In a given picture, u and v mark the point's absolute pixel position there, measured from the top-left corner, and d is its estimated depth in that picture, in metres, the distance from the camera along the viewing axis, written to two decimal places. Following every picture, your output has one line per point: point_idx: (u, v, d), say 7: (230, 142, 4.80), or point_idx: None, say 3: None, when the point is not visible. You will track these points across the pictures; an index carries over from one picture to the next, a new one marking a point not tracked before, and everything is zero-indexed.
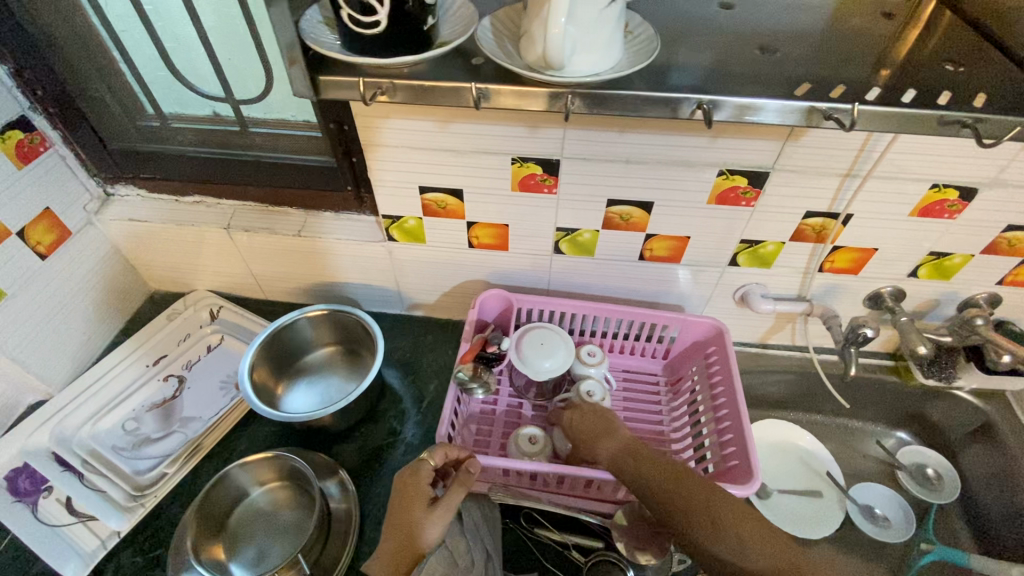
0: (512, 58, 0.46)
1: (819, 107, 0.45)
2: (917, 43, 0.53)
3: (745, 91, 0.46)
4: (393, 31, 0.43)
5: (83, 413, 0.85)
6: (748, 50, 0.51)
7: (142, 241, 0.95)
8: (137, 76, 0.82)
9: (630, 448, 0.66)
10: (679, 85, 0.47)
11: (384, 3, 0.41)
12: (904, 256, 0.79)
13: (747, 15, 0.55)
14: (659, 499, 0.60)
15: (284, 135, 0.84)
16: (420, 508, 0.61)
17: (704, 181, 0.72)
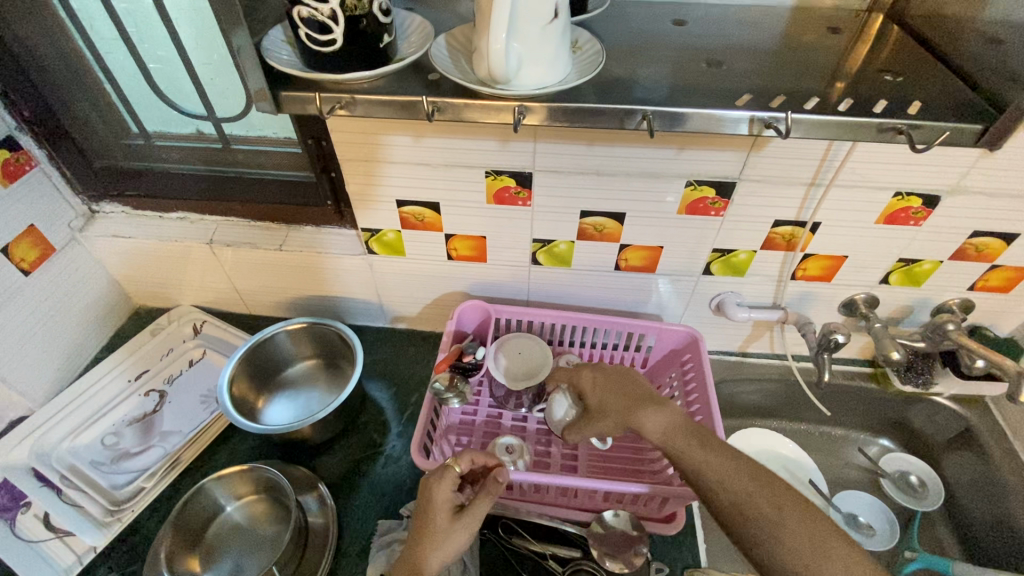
0: (466, 74, 0.47)
1: (761, 118, 0.47)
2: (864, 56, 0.55)
3: (696, 102, 0.48)
4: (350, 48, 0.44)
5: (63, 429, 0.85)
6: (697, 64, 0.53)
7: (126, 257, 0.96)
8: (122, 96, 0.84)
9: (692, 432, 0.62)
10: (633, 97, 0.48)
11: (340, 22, 0.42)
12: (874, 263, 0.81)
13: (700, 31, 0.57)
14: (729, 495, 0.56)
15: (266, 152, 0.86)
16: (442, 519, 0.59)
17: (673, 192, 0.74)
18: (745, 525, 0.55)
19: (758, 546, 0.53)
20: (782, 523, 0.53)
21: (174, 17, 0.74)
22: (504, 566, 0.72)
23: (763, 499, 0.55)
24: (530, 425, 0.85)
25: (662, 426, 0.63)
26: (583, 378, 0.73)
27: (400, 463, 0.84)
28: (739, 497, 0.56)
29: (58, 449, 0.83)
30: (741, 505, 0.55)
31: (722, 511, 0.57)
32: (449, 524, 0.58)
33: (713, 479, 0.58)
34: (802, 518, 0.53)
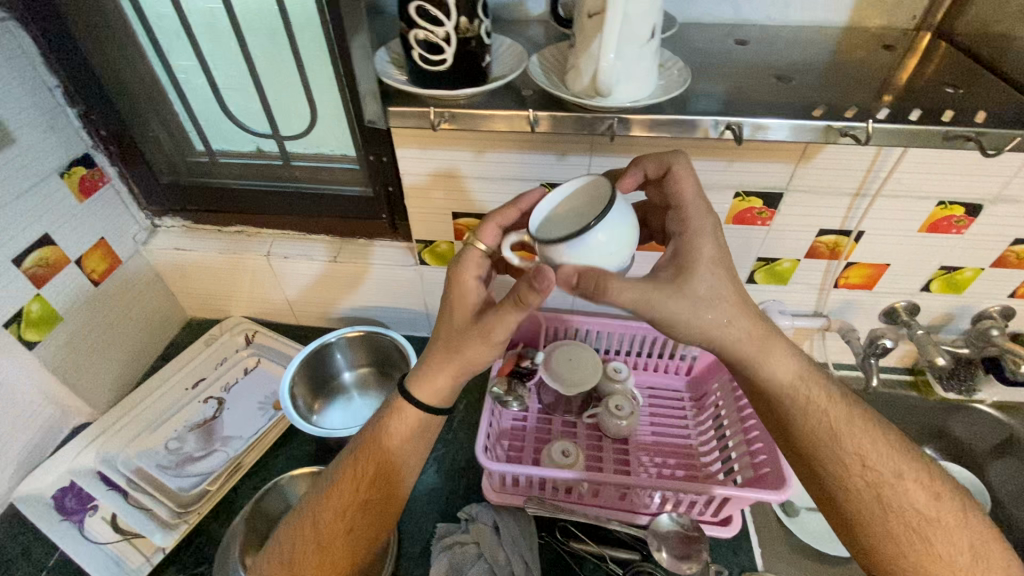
0: (560, 87, 0.51)
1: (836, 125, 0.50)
2: (915, 71, 0.58)
3: (762, 112, 0.52)
4: (457, 67, 0.49)
5: (128, 434, 0.88)
6: (767, 79, 0.57)
7: (185, 269, 1.00)
8: (192, 117, 0.89)
9: (828, 400, 0.60)
10: (702, 111, 0.52)
11: (451, 42, 0.47)
12: (916, 271, 0.83)
13: (760, 50, 0.61)
14: (870, 479, 0.57)
15: (324, 168, 0.90)
16: (462, 314, 0.60)
17: (721, 203, 0.77)
18: (880, 512, 0.57)
19: (891, 535, 0.56)
20: (931, 518, 0.56)
21: (249, 43, 0.78)
22: (564, 569, 0.73)
23: (919, 491, 0.57)
24: (580, 430, 0.85)
25: (785, 381, 0.60)
26: (697, 225, 0.56)
27: (453, 469, 0.86)
28: (884, 484, 0.57)
29: (124, 454, 0.85)
30: (884, 495, 0.57)
31: (850, 494, 0.58)
32: (470, 333, 0.59)
33: (851, 458, 0.58)
34: (949, 516, 0.56)
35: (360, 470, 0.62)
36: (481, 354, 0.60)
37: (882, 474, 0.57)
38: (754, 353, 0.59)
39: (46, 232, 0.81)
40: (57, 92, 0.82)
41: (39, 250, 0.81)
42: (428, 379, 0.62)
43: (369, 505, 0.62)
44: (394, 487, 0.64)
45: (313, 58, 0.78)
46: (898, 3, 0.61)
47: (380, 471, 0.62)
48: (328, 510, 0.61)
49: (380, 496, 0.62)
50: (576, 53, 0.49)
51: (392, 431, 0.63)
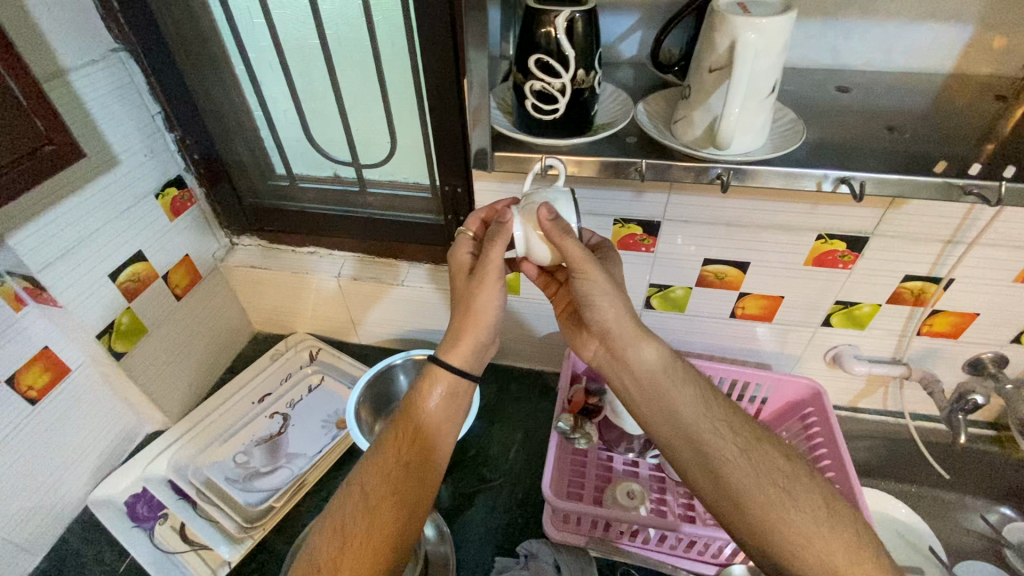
0: (667, 137, 0.55)
1: (960, 183, 0.50)
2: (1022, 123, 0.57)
3: (868, 167, 0.52)
4: (564, 118, 0.54)
5: (197, 445, 0.92)
6: (878, 130, 0.57)
7: (258, 285, 1.04)
8: (278, 143, 0.93)
9: (691, 378, 0.64)
10: (811, 162, 0.53)
11: (564, 94, 0.52)
12: (1008, 322, 0.78)
13: (864, 97, 0.61)
14: (732, 447, 0.60)
15: (399, 196, 0.93)
16: (462, 277, 0.64)
17: (802, 244, 0.75)
18: (754, 476, 0.58)
19: (762, 496, 0.56)
20: (794, 479, 0.58)
21: (339, 77, 0.82)
22: None
23: (779, 457, 0.59)
24: (642, 471, 0.84)
25: (661, 362, 0.64)
26: (607, 252, 0.71)
27: (511, 500, 0.85)
28: (750, 450, 0.60)
29: (193, 464, 0.89)
30: (754, 460, 0.59)
31: (722, 458, 0.59)
32: (473, 287, 0.62)
33: (718, 427, 0.61)
34: (810, 477, 0.59)
35: (401, 434, 0.63)
36: (490, 303, 0.63)
37: (745, 441, 0.60)
38: (628, 333, 0.63)
39: (139, 249, 0.86)
40: (158, 117, 0.86)
41: (133, 265, 0.85)
42: (450, 346, 0.65)
43: (412, 469, 0.61)
44: (434, 453, 0.63)
45: (399, 91, 0.81)
46: (1005, 51, 0.60)
47: (419, 435, 0.63)
48: (371, 474, 0.60)
49: (421, 460, 0.62)
50: (688, 105, 0.53)
51: (428, 395, 0.65)
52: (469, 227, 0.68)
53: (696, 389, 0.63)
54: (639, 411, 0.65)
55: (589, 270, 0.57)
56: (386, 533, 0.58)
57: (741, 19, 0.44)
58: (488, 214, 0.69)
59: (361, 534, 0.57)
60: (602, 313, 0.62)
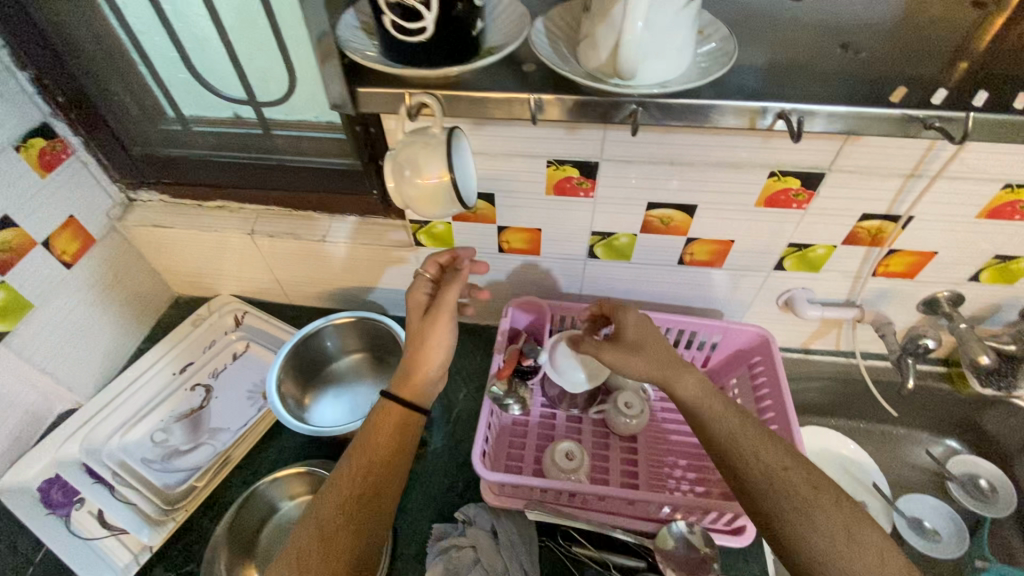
0: (566, 63, 0.51)
1: (919, 118, 0.47)
2: (996, 36, 0.53)
3: (816, 95, 0.48)
4: (437, 35, 0.47)
5: (113, 423, 0.85)
6: (829, 48, 0.52)
7: (166, 246, 0.94)
8: (158, 80, 0.79)
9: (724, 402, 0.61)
10: (744, 89, 0.49)
11: (431, 8, 0.44)
12: (968, 259, 0.74)
13: (818, 5, 0.56)
14: (760, 469, 0.56)
15: (307, 138, 0.81)
16: (417, 317, 0.67)
17: (753, 183, 0.68)
18: (778, 495, 0.55)
19: (781, 517, 0.54)
20: (815, 504, 0.54)
21: None
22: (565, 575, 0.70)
23: (802, 481, 0.56)
24: (585, 427, 0.81)
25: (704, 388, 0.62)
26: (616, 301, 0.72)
27: (452, 465, 0.82)
28: (773, 468, 0.56)
29: (108, 445, 0.82)
30: (777, 484, 0.55)
31: (748, 479, 0.57)
32: (426, 324, 0.65)
33: (748, 444, 0.58)
34: (834, 503, 0.54)
35: (356, 465, 0.59)
36: (443, 338, 0.65)
37: (774, 462, 0.57)
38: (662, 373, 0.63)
39: (7, 214, 0.74)
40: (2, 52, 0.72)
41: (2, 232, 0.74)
42: (404, 377, 0.64)
43: (367, 500, 0.58)
44: (391, 481, 0.60)
45: (287, 12, 0.68)
46: None
47: (375, 465, 0.59)
48: (325, 506, 0.57)
49: (377, 490, 0.59)
50: (592, 20, 0.48)
51: (382, 428, 0.62)
52: (426, 270, 0.71)
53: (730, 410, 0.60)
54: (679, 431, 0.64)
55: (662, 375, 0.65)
56: (342, 566, 0.54)
57: None
58: (447, 259, 0.72)
59: (318, 569, 0.53)
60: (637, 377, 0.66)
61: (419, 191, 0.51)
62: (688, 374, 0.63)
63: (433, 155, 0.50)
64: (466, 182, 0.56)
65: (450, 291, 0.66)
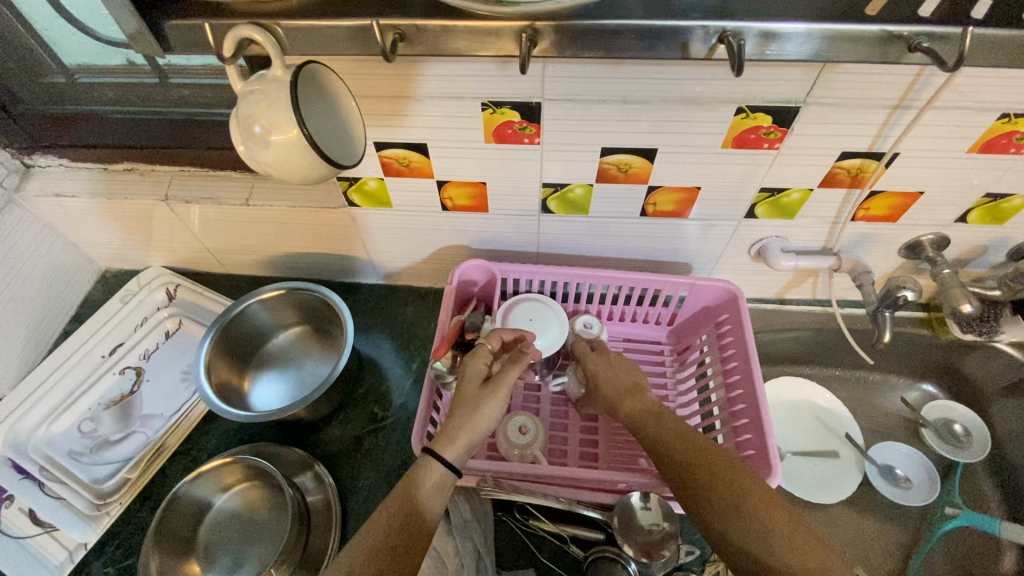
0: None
1: (898, 34, 0.42)
2: None
3: (772, 13, 0.43)
4: None
5: (38, 414, 0.78)
6: None
7: (77, 218, 0.84)
8: (27, 24, 0.68)
9: (652, 409, 0.60)
10: (687, 9, 0.44)
11: None
12: (956, 200, 0.67)
13: None
14: (666, 462, 0.56)
15: (211, 86, 0.70)
16: (475, 385, 0.59)
17: (720, 121, 0.59)
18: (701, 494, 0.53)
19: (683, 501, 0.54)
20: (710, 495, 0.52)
21: None
22: (521, 549, 0.68)
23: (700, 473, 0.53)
24: (543, 396, 0.77)
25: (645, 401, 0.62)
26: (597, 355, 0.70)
27: (405, 441, 0.77)
28: (688, 457, 0.55)
29: (34, 438, 0.76)
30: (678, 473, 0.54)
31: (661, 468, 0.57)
32: (483, 395, 0.58)
33: (662, 436, 0.57)
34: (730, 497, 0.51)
35: (393, 515, 0.52)
36: (495, 415, 0.57)
37: (685, 445, 0.55)
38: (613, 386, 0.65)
39: None
40: None
41: None
42: (449, 439, 0.55)
43: (399, 556, 0.49)
44: (425, 539, 0.52)
45: None
46: None
47: (412, 518, 0.52)
48: (350, 557, 0.49)
49: (411, 548, 0.50)
50: None
51: (427, 480, 0.54)
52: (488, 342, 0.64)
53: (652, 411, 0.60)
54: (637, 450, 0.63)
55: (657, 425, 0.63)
56: None
57: None
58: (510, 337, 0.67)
59: None
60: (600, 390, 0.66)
61: (270, 155, 0.44)
62: (632, 394, 0.63)
63: (275, 107, 0.43)
64: (336, 130, 0.47)
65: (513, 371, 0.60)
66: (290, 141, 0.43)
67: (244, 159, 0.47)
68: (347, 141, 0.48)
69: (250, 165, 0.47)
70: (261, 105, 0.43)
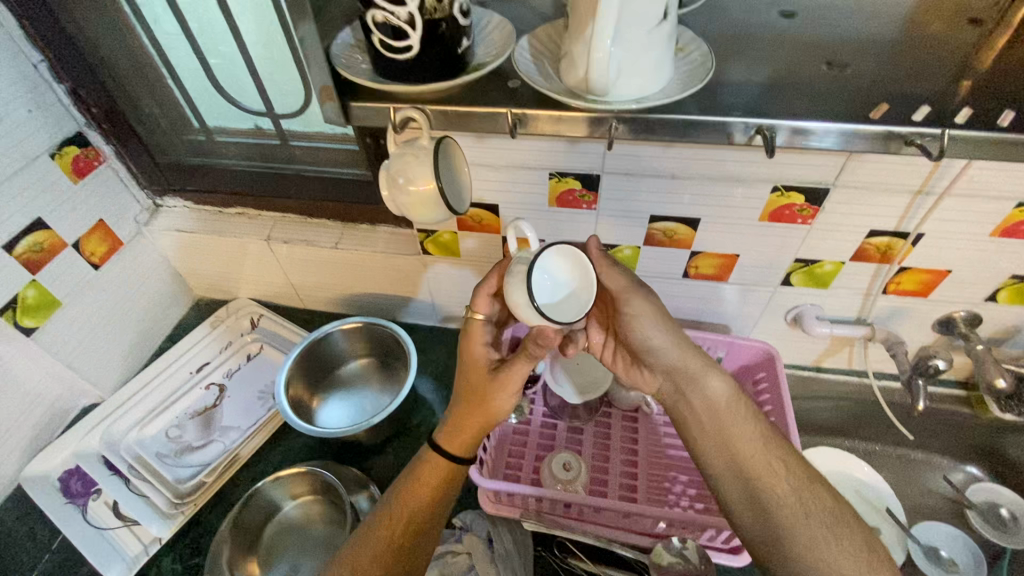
0: (554, 87, 0.54)
1: (898, 133, 0.50)
2: (987, 56, 0.56)
3: (802, 113, 0.52)
4: (425, 52, 0.52)
5: (131, 419, 0.88)
6: (816, 65, 0.57)
7: (188, 250, 0.97)
8: (185, 93, 0.84)
9: (748, 416, 0.61)
10: (731, 107, 0.53)
11: (416, 29, 0.50)
12: (984, 278, 0.72)
13: (807, 25, 0.61)
14: (771, 474, 0.58)
15: (323, 149, 0.84)
16: (483, 375, 0.62)
17: (756, 198, 0.67)
18: (800, 503, 0.56)
19: (786, 513, 0.56)
20: (826, 513, 0.55)
21: (236, 17, 0.74)
22: None
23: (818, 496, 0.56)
24: (586, 438, 0.82)
25: (729, 402, 0.62)
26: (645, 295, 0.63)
27: None
28: (802, 479, 0.58)
29: (126, 439, 0.86)
30: (797, 493, 0.56)
31: (767, 481, 0.57)
32: (491, 389, 0.60)
33: (768, 450, 0.59)
34: (837, 511, 0.56)
35: (396, 517, 0.60)
36: (507, 403, 0.61)
37: (795, 466, 0.58)
38: (694, 367, 0.63)
39: (39, 216, 0.78)
40: (42, 67, 0.76)
41: (32, 234, 0.78)
42: (457, 433, 0.62)
43: (404, 554, 0.58)
44: (429, 536, 0.60)
45: None
46: None
47: (415, 518, 0.60)
48: (364, 555, 0.57)
49: (415, 544, 0.59)
50: (573, 41, 0.51)
51: (426, 484, 0.61)
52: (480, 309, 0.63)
53: (756, 426, 0.61)
54: (702, 448, 0.62)
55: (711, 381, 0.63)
56: None
57: None
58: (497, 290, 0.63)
59: None
60: (661, 351, 0.64)
61: (409, 199, 0.55)
62: (715, 381, 0.63)
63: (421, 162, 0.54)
64: (454, 186, 0.59)
65: (520, 363, 0.59)
66: (428, 191, 0.54)
67: (383, 200, 0.58)
68: (459, 191, 0.59)
69: (386, 205, 0.58)
70: (408, 162, 0.54)
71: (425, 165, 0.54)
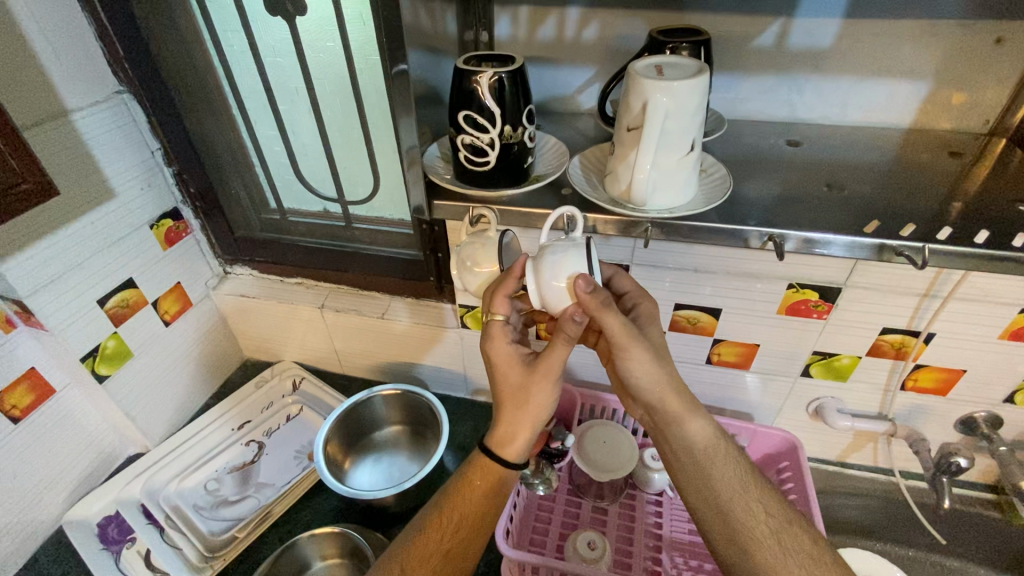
0: (599, 195, 0.64)
1: (891, 246, 0.57)
2: (971, 182, 0.64)
3: (808, 225, 0.59)
4: (499, 165, 0.64)
5: (172, 470, 0.93)
6: (818, 185, 0.65)
7: (245, 313, 1.06)
8: (269, 179, 0.96)
9: (727, 457, 0.62)
10: (748, 217, 0.61)
11: (493, 148, 0.62)
12: (1000, 379, 0.74)
13: (811, 150, 0.71)
14: (747, 515, 0.58)
15: (382, 231, 0.94)
16: (517, 370, 0.62)
17: (773, 293, 0.74)
18: (779, 543, 0.57)
19: (763, 553, 0.56)
20: (805, 555, 0.56)
21: (327, 123, 0.86)
22: None
23: (794, 536, 0.57)
24: (610, 518, 0.83)
25: (706, 444, 0.62)
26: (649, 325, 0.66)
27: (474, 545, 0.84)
28: (780, 522, 0.58)
29: (166, 489, 0.90)
30: (775, 534, 0.57)
31: (743, 522, 0.58)
32: (529, 381, 0.61)
33: (746, 492, 0.60)
34: (819, 555, 0.56)
35: (445, 521, 0.62)
36: (547, 396, 0.63)
37: (774, 508, 0.59)
38: (674, 411, 0.62)
39: (130, 276, 0.88)
40: (158, 153, 0.90)
41: (121, 292, 0.87)
42: (501, 440, 0.65)
43: (452, 555, 0.61)
44: (477, 540, 0.63)
45: (378, 131, 0.83)
46: (959, 108, 0.69)
47: (462, 522, 0.63)
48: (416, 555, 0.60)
49: (462, 548, 0.62)
50: (616, 161, 0.61)
51: (475, 486, 0.64)
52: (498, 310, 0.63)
53: (732, 467, 0.61)
54: (682, 489, 0.63)
55: (693, 424, 0.63)
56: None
57: (649, 82, 0.53)
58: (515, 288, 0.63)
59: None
60: (644, 386, 0.62)
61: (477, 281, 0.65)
62: (696, 423, 0.63)
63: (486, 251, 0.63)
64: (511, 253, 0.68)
65: (556, 347, 0.59)
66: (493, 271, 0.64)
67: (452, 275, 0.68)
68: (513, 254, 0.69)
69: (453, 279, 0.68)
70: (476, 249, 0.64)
71: (490, 250, 0.64)
